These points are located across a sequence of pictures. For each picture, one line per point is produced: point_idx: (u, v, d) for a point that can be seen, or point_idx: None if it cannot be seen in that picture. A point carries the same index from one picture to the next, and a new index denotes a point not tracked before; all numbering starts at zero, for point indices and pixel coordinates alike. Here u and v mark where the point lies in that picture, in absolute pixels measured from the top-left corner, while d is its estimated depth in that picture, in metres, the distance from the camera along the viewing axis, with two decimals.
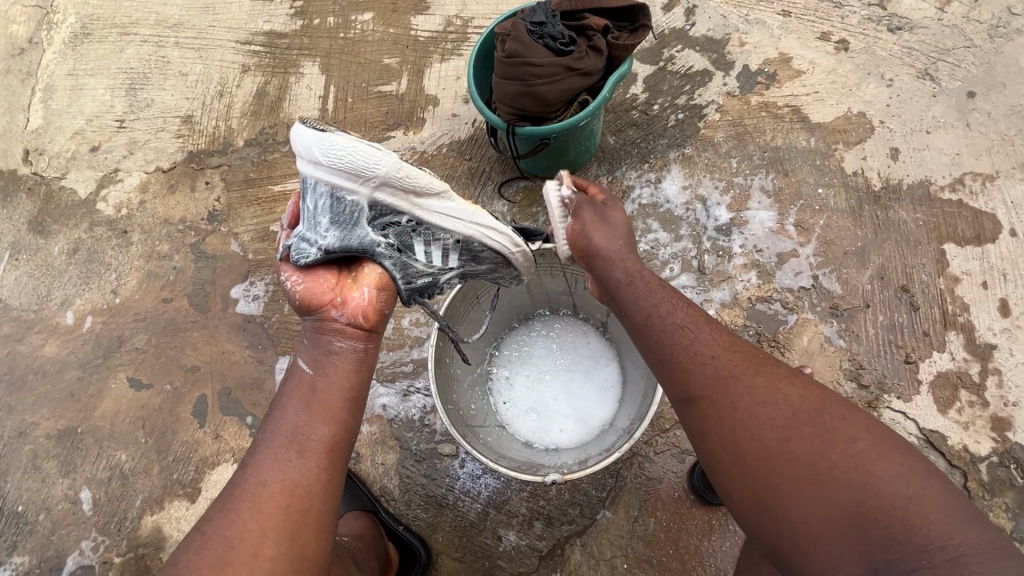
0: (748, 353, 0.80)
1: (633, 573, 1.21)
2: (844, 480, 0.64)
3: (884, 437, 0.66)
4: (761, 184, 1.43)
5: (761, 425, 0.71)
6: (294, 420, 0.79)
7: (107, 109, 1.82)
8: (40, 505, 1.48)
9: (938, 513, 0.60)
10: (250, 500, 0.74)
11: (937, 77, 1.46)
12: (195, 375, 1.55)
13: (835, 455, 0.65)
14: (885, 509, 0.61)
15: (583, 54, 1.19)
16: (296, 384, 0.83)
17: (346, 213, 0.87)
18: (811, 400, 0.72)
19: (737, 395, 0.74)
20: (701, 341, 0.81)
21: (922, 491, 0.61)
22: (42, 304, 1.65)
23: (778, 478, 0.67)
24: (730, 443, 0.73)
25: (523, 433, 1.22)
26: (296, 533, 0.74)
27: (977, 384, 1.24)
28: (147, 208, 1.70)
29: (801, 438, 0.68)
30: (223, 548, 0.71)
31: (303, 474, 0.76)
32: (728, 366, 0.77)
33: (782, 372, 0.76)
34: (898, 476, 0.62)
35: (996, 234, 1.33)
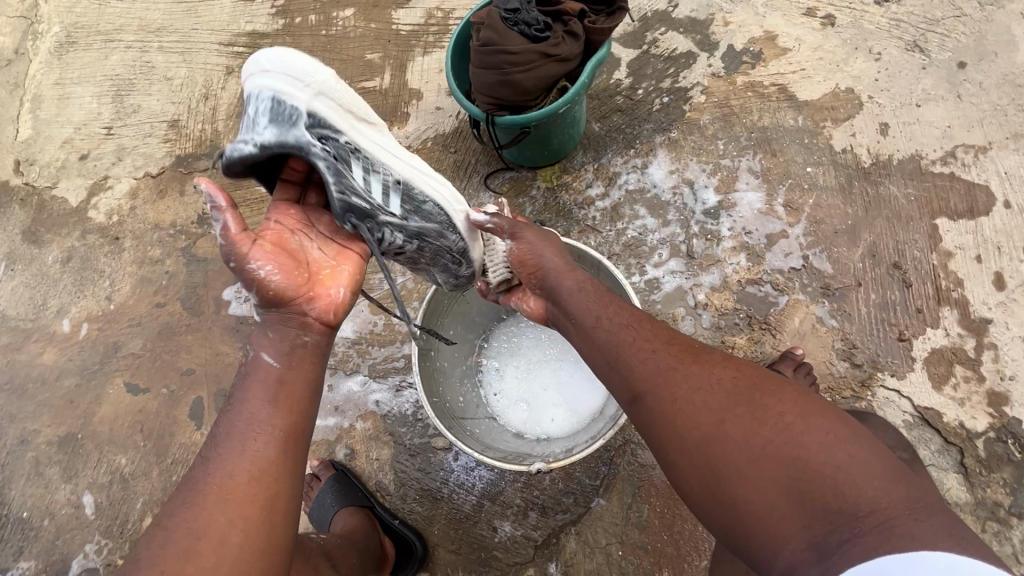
0: (685, 344, 0.83)
1: (628, 559, 1.21)
2: (779, 456, 0.66)
3: (811, 409, 0.69)
4: (748, 165, 1.41)
5: (701, 412, 0.74)
6: (257, 408, 0.78)
7: (94, 116, 1.82)
8: (44, 511, 1.50)
9: (868, 478, 0.62)
10: (215, 491, 0.73)
11: (927, 49, 1.43)
12: (190, 378, 1.56)
13: (767, 433, 0.68)
14: (818, 480, 0.63)
15: (560, 40, 1.17)
16: (258, 373, 0.80)
17: (287, 110, 0.82)
18: (744, 382, 0.75)
19: (678, 386, 0.77)
20: (641, 335, 0.85)
21: (851, 458, 0.64)
22: (38, 313, 1.67)
23: (721, 461, 0.70)
24: (674, 434, 0.75)
25: (514, 424, 1.22)
26: (266, 520, 0.73)
27: (973, 360, 1.23)
28: (138, 214, 1.71)
29: (736, 421, 0.71)
30: (190, 539, 0.69)
31: (268, 462, 0.75)
32: (667, 359, 0.80)
33: (716, 359, 0.80)
34: (827, 446, 0.65)
35: (989, 206, 1.30)
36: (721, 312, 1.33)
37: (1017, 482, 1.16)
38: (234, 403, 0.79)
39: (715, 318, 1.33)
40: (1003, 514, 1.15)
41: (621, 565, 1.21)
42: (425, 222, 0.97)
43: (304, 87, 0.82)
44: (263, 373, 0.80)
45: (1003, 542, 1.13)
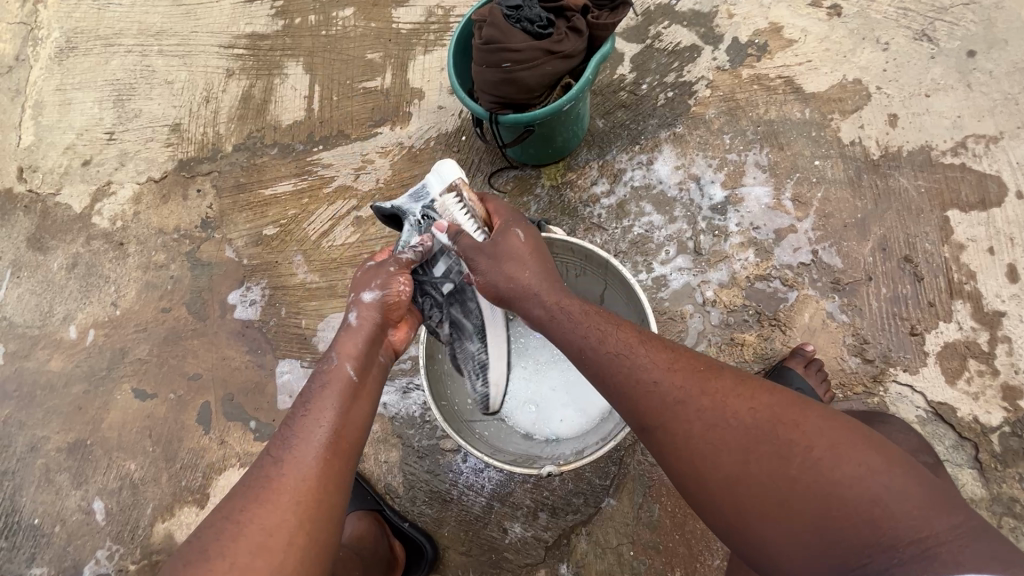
0: (692, 368, 0.77)
1: (640, 559, 1.21)
2: (808, 491, 0.65)
3: (836, 435, 0.67)
4: (755, 159, 1.39)
5: (718, 449, 0.70)
6: (333, 414, 0.80)
7: (96, 122, 1.82)
8: (55, 517, 1.51)
9: (903, 507, 0.61)
10: (287, 490, 0.72)
11: (935, 38, 1.41)
12: (197, 383, 1.56)
13: (793, 469, 0.66)
14: (851, 513, 0.62)
15: (563, 37, 1.16)
16: (340, 382, 0.84)
17: (423, 192, 1.09)
18: (762, 413, 0.70)
19: (690, 421, 0.73)
20: (645, 364, 0.78)
21: (885, 487, 0.62)
22: (45, 319, 1.67)
23: (746, 496, 0.68)
24: (692, 469, 0.72)
25: (524, 425, 1.20)
26: (328, 529, 0.73)
27: (986, 353, 1.21)
28: (142, 219, 1.70)
29: (757, 456, 0.68)
30: (261, 536, 0.69)
31: (335, 471, 0.76)
32: (673, 390, 0.75)
33: (728, 385, 0.74)
34: (859, 479, 0.63)
35: (1001, 197, 1.28)
36: (730, 309, 1.31)
37: None
38: (311, 405, 0.81)
39: (724, 315, 1.31)
40: (1019, 510, 1.13)
41: (633, 565, 1.21)
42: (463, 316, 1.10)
43: (443, 185, 1.08)
44: (344, 382, 0.84)
45: (1020, 538, 1.12)
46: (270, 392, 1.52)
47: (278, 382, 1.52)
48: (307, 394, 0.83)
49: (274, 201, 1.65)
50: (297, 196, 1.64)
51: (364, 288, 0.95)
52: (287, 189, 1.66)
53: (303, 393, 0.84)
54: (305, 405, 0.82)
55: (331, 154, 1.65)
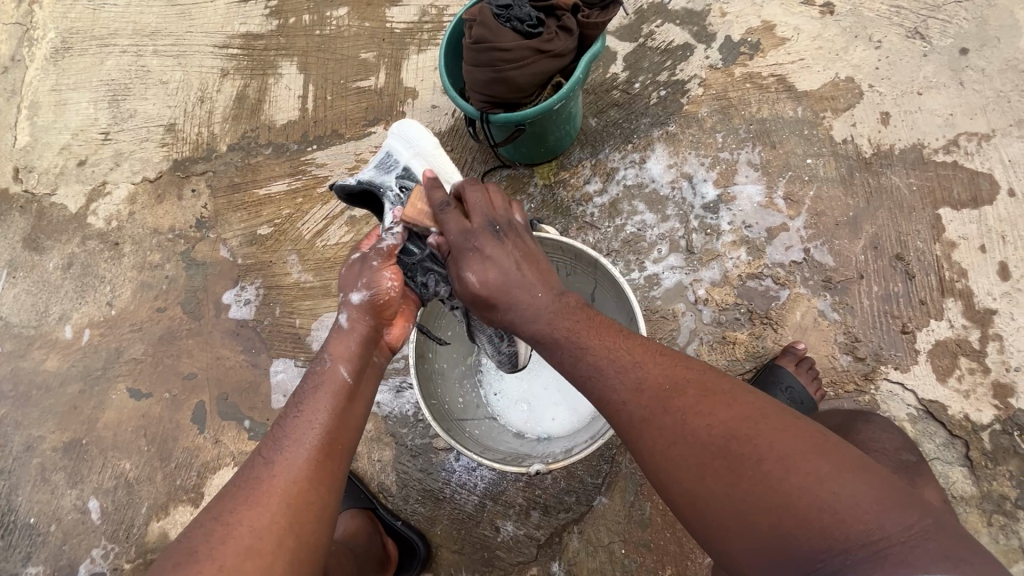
0: (655, 383, 0.73)
1: (631, 557, 1.21)
2: (762, 505, 0.61)
3: (788, 442, 0.63)
4: (748, 158, 1.39)
5: (677, 465, 0.67)
6: (324, 415, 0.81)
7: (91, 122, 1.82)
8: (51, 516, 1.52)
9: (855, 517, 0.57)
10: (277, 492, 0.73)
11: (928, 36, 1.41)
12: (192, 382, 1.57)
13: (748, 483, 0.62)
14: (805, 525, 0.58)
15: (553, 36, 1.16)
16: (332, 384, 0.84)
17: (391, 161, 1.11)
18: (719, 429, 0.66)
19: (651, 438, 0.70)
20: (608, 381, 0.76)
21: (836, 496, 0.58)
22: (41, 319, 1.68)
23: (706, 510, 0.65)
24: (658, 484, 0.70)
25: (515, 424, 1.21)
26: (318, 530, 0.73)
27: (977, 351, 1.21)
28: (137, 219, 1.71)
29: (713, 472, 0.65)
30: (250, 538, 0.69)
31: (326, 473, 0.77)
32: (639, 406, 0.72)
33: (689, 402, 0.69)
34: (808, 487, 0.59)
35: (993, 195, 1.28)
36: (722, 307, 1.31)
37: None
38: (302, 406, 0.82)
39: (716, 313, 1.31)
40: (1009, 507, 1.13)
41: (624, 563, 1.21)
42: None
43: (410, 149, 1.12)
44: (338, 384, 0.84)
45: (1010, 535, 1.12)
46: (264, 392, 1.53)
47: (273, 382, 1.52)
48: (300, 395, 0.84)
49: (268, 201, 1.65)
50: (291, 195, 1.64)
51: (352, 289, 0.93)
52: (281, 189, 1.66)
53: (296, 392, 0.85)
54: (298, 405, 0.82)
55: (325, 154, 1.65)
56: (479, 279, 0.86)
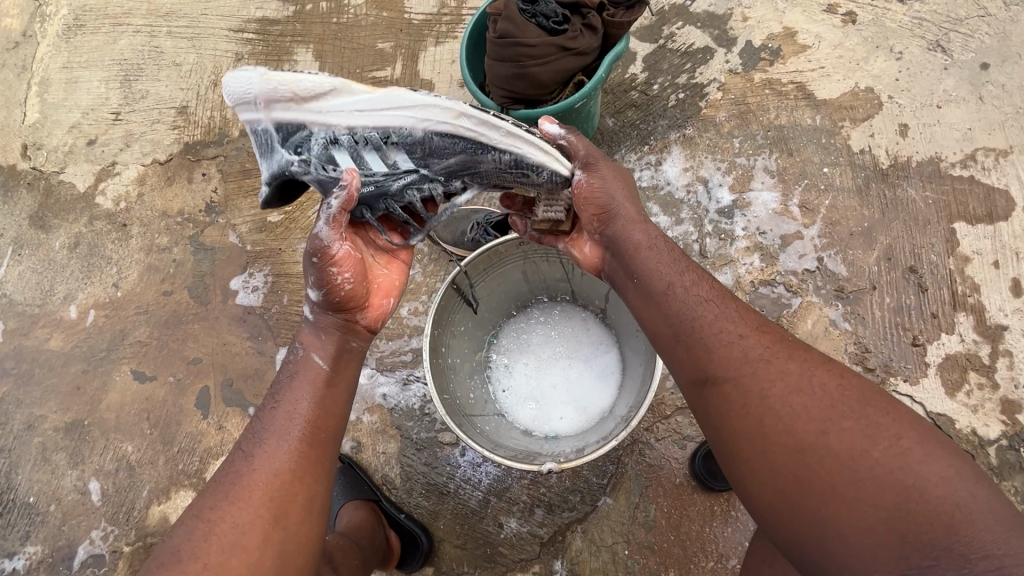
0: (777, 337, 0.78)
1: (634, 559, 1.21)
2: (881, 477, 0.63)
3: (929, 438, 0.66)
4: (764, 164, 1.39)
5: (797, 415, 0.70)
6: (304, 404, 0.84)
7: (102, 101, 1.80)
8: (50, 497, 1.51)
9: (985, 519, 0.60)
10: (258, 486, 0.77)
11: (949, 49, 1.40)
12: (197, 367, 1.56)
13: (876, 457, 0.65)
14: (930, 512, 0.61)
15: (578, 33, 1.15)
16: (308, 373, 0.87)
17: (266, 141, 0.94)
18: (849, 387, 0.71)
19: (772, 379, 0.72)
20: (723, 315, 0.79)
21: (973, 498, 0.61)
22: (46, 298, 1.67)
23: (814, 467, 0.67)
24: (757, 433, 0.71)
25: (523, 421, 1.21)
26: (303, 519, 0.78)
27: (987, 366, 1.22)
28: (145, 201, 1.70)
29: (839, 433, 0.67)
30: (234, 534, 0.73)
31: (309, 460, 0.81)
32: (756, 348, 0.75)
33: (818, 359, 0.75)
34: (947, 479, 0.62)
35: (1009, 211, 1.28)
36: None
37: None
38: (279, 398, 0.85)
39: None
40: None
41: (627, 564, 1.21)
42: (442, 157, 0.95)
43: (256, 106, 0.91)
44: (315, 373, 0.87)
45: None
46: (270, 379, 1.53)
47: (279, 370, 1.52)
48: (278, 385, 0.88)
49: None
50: None
51: (309, 287, 0.90)
52: None
53: (275, 384, 0.88)
54: (276, 396, 0.86)
55: None
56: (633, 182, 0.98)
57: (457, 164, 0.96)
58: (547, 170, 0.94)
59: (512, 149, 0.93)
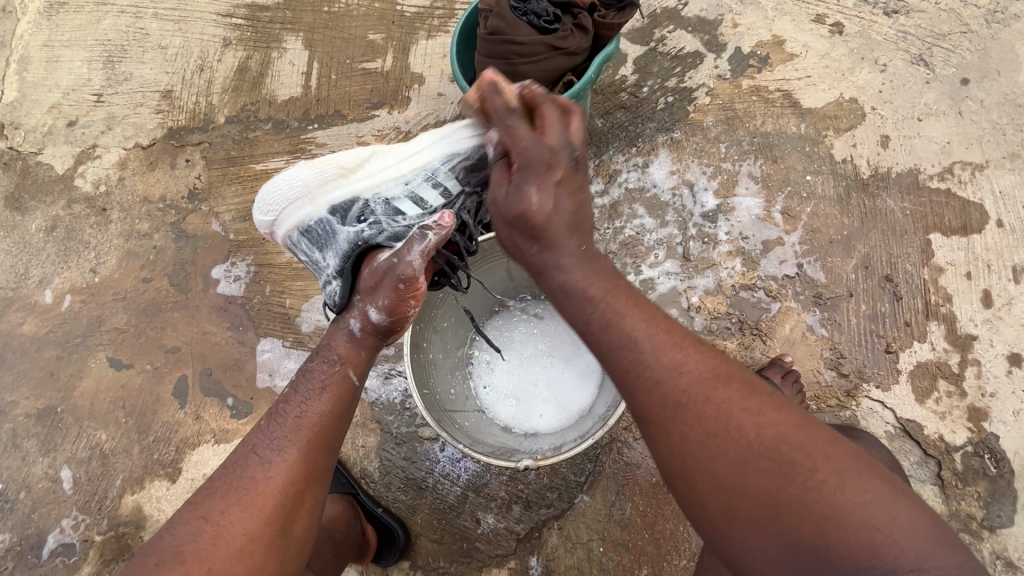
0: (699, 366, 0.72)
1: (609, 556, 1.23)
2: (805, 512, 0.63)
3: (846, 462, 0.65)
4: (749, 170, 1.41)
5: (717, 459, 0.68)
6: (329, 415, 0.87)
7: (84, 82, 1.76)
8: (20, 484, 1.48)
9: (905, 537, 0.61)
10: (271, 494, 0.79)
11: (932, 63, 1.43)
12: (175, 356, 1.54)
13: (795, 493, 0.64)
14: (849, 536, 0.61)
15: (568, 33, 1.15)
16: (342, 387, 0.89)
17: (324, 229, 0.96)
18: (765, 421, 0.68)
19: (689, 424, 0.69)
20: (643, 357, 0.73)
21: (890, 518, 0.62)
22: (20, 281, 1.63)
23: (739, 504, 0.66)
24: (688, 473, 0.69)
25: (503, 418, 1.22)
26: (308, 525, 0.82)
27: (956, 374, 1.25)
28: (126, 185, 1.66)
29: (757, 472, 0.66)
30: (243, 540, 0.76)
31: (321, 469, 0.84)
32: (674, 389, 0.71)
33: (735, 395, 0.70)
34: (862, 505, 0.62)
35: (982, 224, 1.32)
36: (713, 316, 1.34)
37: (990, 496, 1.19)
38: (303, 408, 0.86)
39: (707, 321, 1.34)
40: (975, 527, 1.18)
41: (602, 561, 1.23)
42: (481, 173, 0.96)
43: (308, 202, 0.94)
44: (349, 387, 0.90)
45: (973, 554, 1.17)
46: (249, 370, 1.51)
47: (259, 360, 1.51)
48: (304, 390, 0.89)
49: (265, 177, 1.62)
50: None
51: (373, 305, 0.92)
52: (279, 167, 1.63)
53: (297, 390, 0.89)
54: (302, 401, 0.87)
55: (326, 134, 1.63)
56: (546, 203, 0.77)
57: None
58: None
59: None
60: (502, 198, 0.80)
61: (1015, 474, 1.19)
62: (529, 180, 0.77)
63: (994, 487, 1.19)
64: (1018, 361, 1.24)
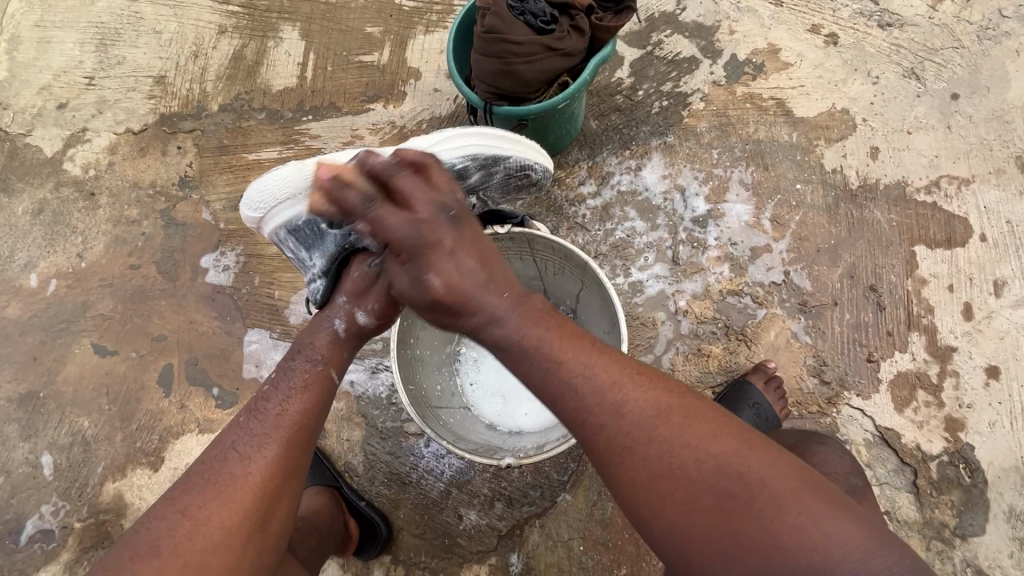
0: (645, 414, 0.72)
1: (589, 555, 1.24)
2: (746, 538, 0.66)
3: (786, 481, 0.68)
4: (740, 177, 1.42)
5: (663, 496, 0.70)
6: (308, 413, 0.87)
7: (75, 64, 1.74)
8: (0, 468, 1.47)
9: (842, 554, 0.64)
10: (250, 489, 0.79)
11: (923, 78, 1.45)
12: (161, 344, 1.53)
13: (738, 524, 0.66)
14: (791, 559, 0.64)
15: (565, 35, 1.16)
16: (321, 385, 0.91)
17: (311, 231, 0.97)
18: (709, 451, 0.70)
19: (637, 467, 0.71)
20: (592, 406, 0.74)
21: (828, 534, 0.64)
22: (4, 264, 1.61)
23: (690, 539, 0.68)
24: (640, 510, 0.72)
25: (488, 416, 1.22)
26: (288, 520, 0.82)
27: (934, 385, 1.27)
28: (116, 170, 1.65)
29: (705, 503, 0.68)
30: (222, 534, 0.76)
31: (300, 466, 0.85)
32: (621, 436, 0.72)
33: (677, 434, 0.71)
34: (800, 528, 0.65)
35: (966, 238, 1.34)
36: (700, 320, 1.35)
37: (963, 505, 1.21)
38: (284, 405, 0.87)
39: (694, 325, 1.35)
40: (947, 534, 1.21)
41: (582, 560, 1.24)
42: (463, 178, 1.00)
43: (294, 203, 0.94)
44: (330, 386, 0.92)
45: (944, 561, 1.20)
46: (236, 360, 1.50)
47: (246, 351, 1.50)
48: (283, 388, 0.89)
49: (258, 168, 1.61)
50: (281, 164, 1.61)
51: (361, 306, 0.96)
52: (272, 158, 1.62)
53: (276, 387, 0.90)
54: (281, 400, 0.88)
55: (320, 126, 1.62)
56: (452, 280, 0.78)
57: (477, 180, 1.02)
58: (541, 164, 1.06)
59: (518, 155, 1.01)
60: (410, 287, 0.81)
61: (988, 484, 1.22)
62: (434, 172, 0.80)
63: (967, 496, 1.22)
64: (995, 374, 1.26)
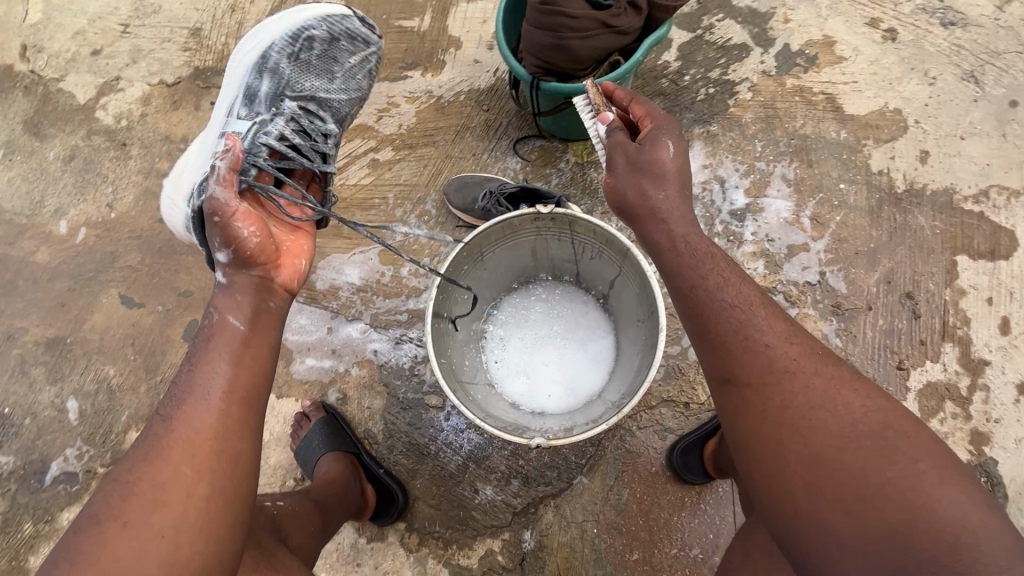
0: (810, 350, 0.78)
1: (602, 538, 1.25)
2: (898, 501, 0.64)
3: (947, 463, 0.66)
4: (783, 172, 1.39)
5: (811, 425, 0.71)
6: (221, 365, 0.83)
7: (110, 11, 1.71)
8: (27, 410, 1.50)
9: (991, 546, 0.60)
10: (178, 446, 0.77)
11: (982, 81, 1.40)
12: (187, 300, 1.54)
13: (891, 474, 0.66)
14: (935, 531, 0.61)
15: (621, 11, 1.12)
16: (225, 331, 0.86)
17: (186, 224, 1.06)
18: (873, 410, 0.71)
19: (789, 390, 0.74)
20: (751, 322, 0.79)
21: (980, 524, 0.62)
22: (35, 209, 1.62)
23: (827, 476, 0.68)
24: (773, 436, 0.73)
25: (511, 395, 1.22)
26: (233, 477, 0.79)
27: (964, 398, 1.25)
28: (148, 122, 1.63)
29: (856, 449, 0.68)
30: (154, 493, 0.74)
31: (233, 419, 0.81)
32: (783, 358, 0.76)
33: (842, 377, 0.75)
34: (956, 505, 0.63)
35: (1011, 251, 1.31)
36: None
37: None
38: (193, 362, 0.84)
39: None
40: None
41: (594, 542, 1.25)
42: (253, 100, 1.10)
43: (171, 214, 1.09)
44: (229, 331, 0.86)
45: None
46: None
47: None
48: (194, 351, 0.86)
49: None
50: None
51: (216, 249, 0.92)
52: None
53: (190, 352, 0.87)
54: (193, 358, 0.85)
55: None
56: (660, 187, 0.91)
57: (271, 86, 1.10)
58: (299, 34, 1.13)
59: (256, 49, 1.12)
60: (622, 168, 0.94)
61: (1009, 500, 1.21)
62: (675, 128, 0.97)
63: None
64: None
